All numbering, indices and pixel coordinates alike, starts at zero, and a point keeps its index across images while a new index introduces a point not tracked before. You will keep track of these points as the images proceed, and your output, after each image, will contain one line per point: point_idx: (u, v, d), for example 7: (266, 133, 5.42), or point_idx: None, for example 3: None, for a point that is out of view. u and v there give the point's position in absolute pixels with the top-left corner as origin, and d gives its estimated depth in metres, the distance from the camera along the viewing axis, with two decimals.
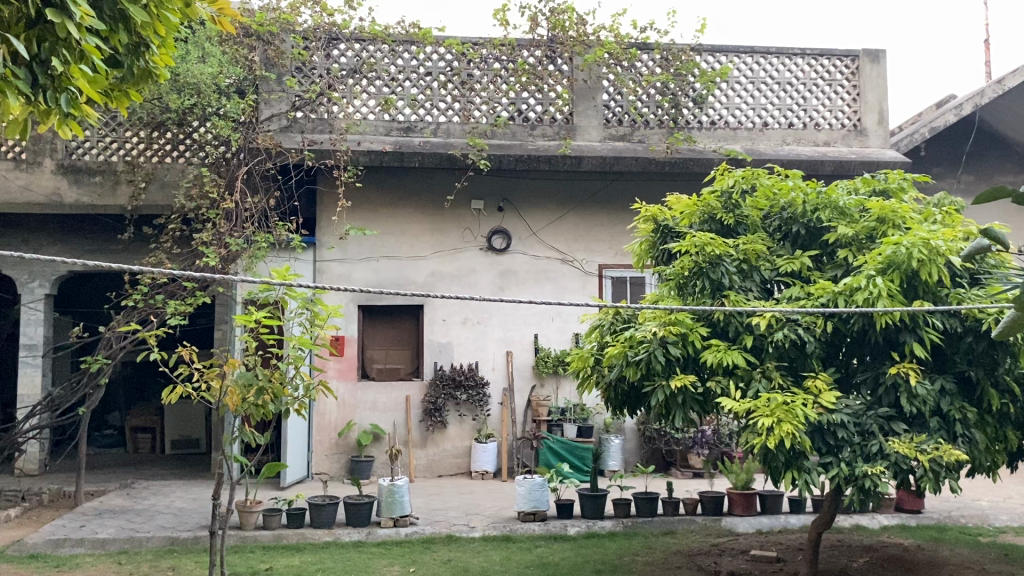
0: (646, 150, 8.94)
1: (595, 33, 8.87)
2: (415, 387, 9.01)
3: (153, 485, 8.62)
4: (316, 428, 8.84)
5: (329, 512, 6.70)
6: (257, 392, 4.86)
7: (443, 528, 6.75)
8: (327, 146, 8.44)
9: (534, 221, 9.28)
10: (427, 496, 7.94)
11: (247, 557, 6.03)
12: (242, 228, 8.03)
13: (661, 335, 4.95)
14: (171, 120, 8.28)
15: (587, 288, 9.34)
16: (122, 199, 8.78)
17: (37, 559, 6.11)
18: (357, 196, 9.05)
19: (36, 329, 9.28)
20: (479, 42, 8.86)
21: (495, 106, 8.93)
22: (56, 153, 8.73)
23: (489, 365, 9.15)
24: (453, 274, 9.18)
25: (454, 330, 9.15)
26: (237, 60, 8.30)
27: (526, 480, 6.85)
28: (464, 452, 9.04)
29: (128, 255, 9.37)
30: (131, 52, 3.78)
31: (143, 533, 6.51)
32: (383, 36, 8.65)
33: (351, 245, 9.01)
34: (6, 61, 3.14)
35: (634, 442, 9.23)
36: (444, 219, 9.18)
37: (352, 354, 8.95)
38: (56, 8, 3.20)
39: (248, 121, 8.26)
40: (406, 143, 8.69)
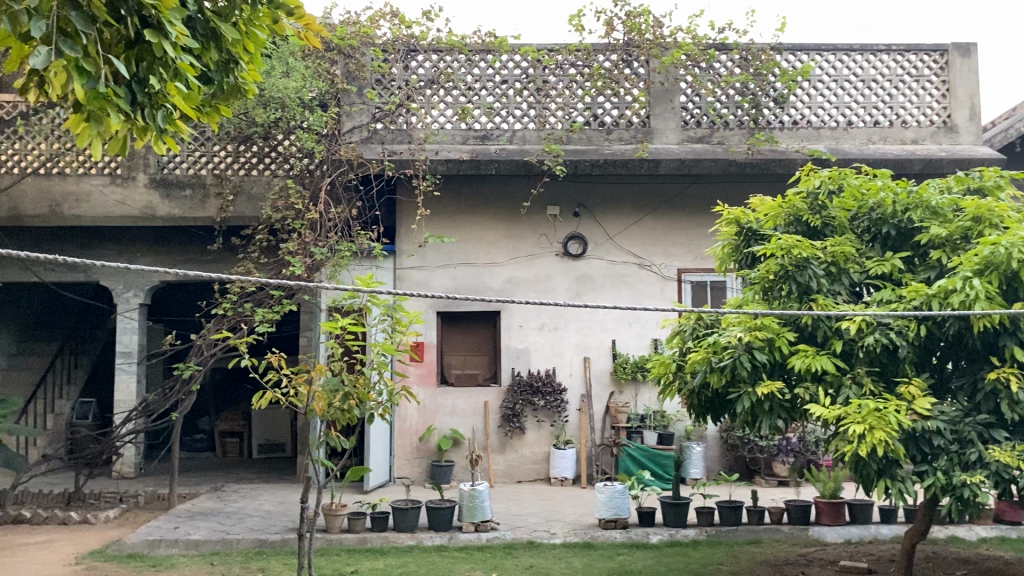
0: (726, 151, 8.78)
1: (672, 35, 8.77)
2: (493, 393, 9.06)
3: (242, 489, 8.87)
4: (397, 433, 8.97)
5: (411, 516, 6.76)
6: (343, 398, 4.95)
7: (524, 534, 6.75)
8: (406, 155, 8.54)
9: (610, 226, 9.23)
10: (508, 502, 7.96)
11: (333, 560, 6.16)
12: (326, 237, 8.23)
13: (747, 341, 4.84)
14: (258, 134, 8.57)
15: (666, 292, 9.23)
16: (211, 212, 9.07)
17: (135, 558, 6.35)
18: (436, 204, 9.18)
19: (132, 337, 9.64)
20: (555, 48, 8.87)
21: (571, 111, 8.92)
22: (149, 168, 9.08)
23: (566, 371, 9.13)
24: (529, 280, 9.20)
25: (531, 336, 9.16)
26: (320, 74, 8.59)
27: (607, 487, 6.79)
28: (542, 458, 9.03)
29: (218, 265, 9.70)
30: (221, 69, 3.93)
31: (233, 535, 6.70)
32: (460, 47, 8.76)
33: (429, 252, 9.13)
34: (109, 81, 3.28)
35: (716, 450, 9.09)
36: (520, 225, 9.21)
37: (432, 359, 9.07)
38: (154, 29, 3.35)
39: (331, 133, 8.48)
40: (482, 151, 8.73)
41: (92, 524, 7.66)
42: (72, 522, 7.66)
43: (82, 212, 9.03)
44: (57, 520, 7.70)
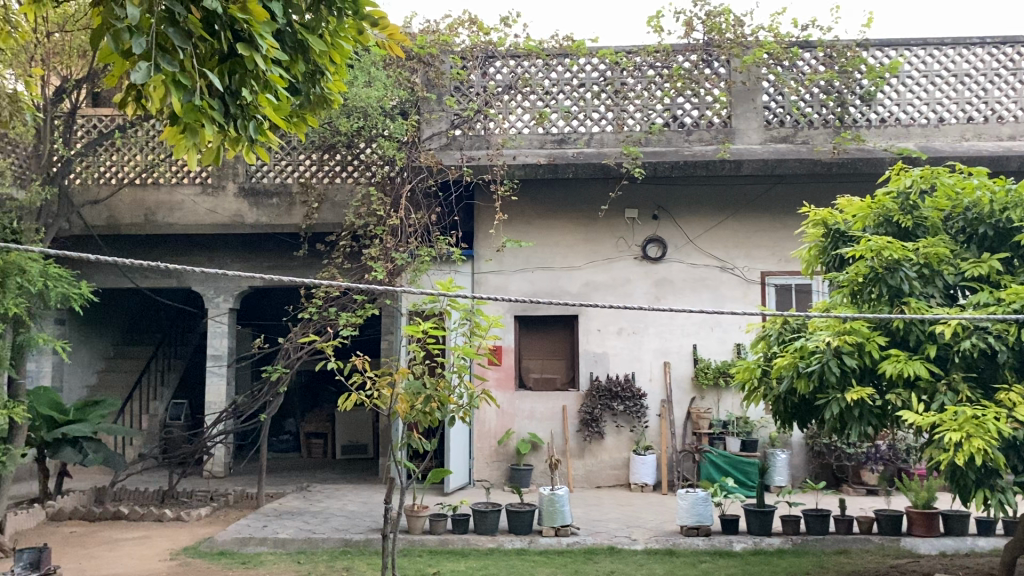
0: (811, 151, 8.58)
1: (753, 34, 8.63)
2: (572, 397, 9.04)
3: (327, 489, 9.07)
4: (477, 436, 9.03)
5: (492, 518, 6.80)
6: (424, 400, 5.03)
7: (604, 540, 6.71)
8: (484, 160, 8.62)
9: (690, 229, 9.12)
10: (588, 507, 7.93)
11: (415, 561, 6.24)
12: (406, 243, 8.35)
13: (835, 345, 4.70)
14: (342, 143, 8.80)
15: (749, 296, 9.05)
16: (296, 219, 9.32)
17: (226, 555, 6.56)
18: (514, 208, 9.22)
19: (222, 340, 9.96)
20: (634, 50, 8.81)
21: (649, 113, 8.83)
22: (238, 177, 9.36)
23: (646, 376, 9.04)
24: (608, 284, 9.15)
25: (610, 340, 9.10)
26: (401, 83, 8.79)
27: (689, 493, 6.73)
28: (622, 463, 8.97)
29: (304, 270, 9.97)
30: (308, 80, 4.05)
31: (319, 534, 6.86)
32: (538, 51, 8.79)
33: (507, 257, 9.17)
34: (204, 94, 3.41)
35: (802, 457, 8.87)
36: (599, 229, 9.18)
37: (510, 363, 9.11)
38: (246, 43, 3.46)
39: (410, 141, 8.67)
40: (560, 155, 8.75)
41: (185, 521, 7.93)
42: (166, 519, 7.94)
43: (175, 220, 9.38)
44: (152, 517, 7.99)
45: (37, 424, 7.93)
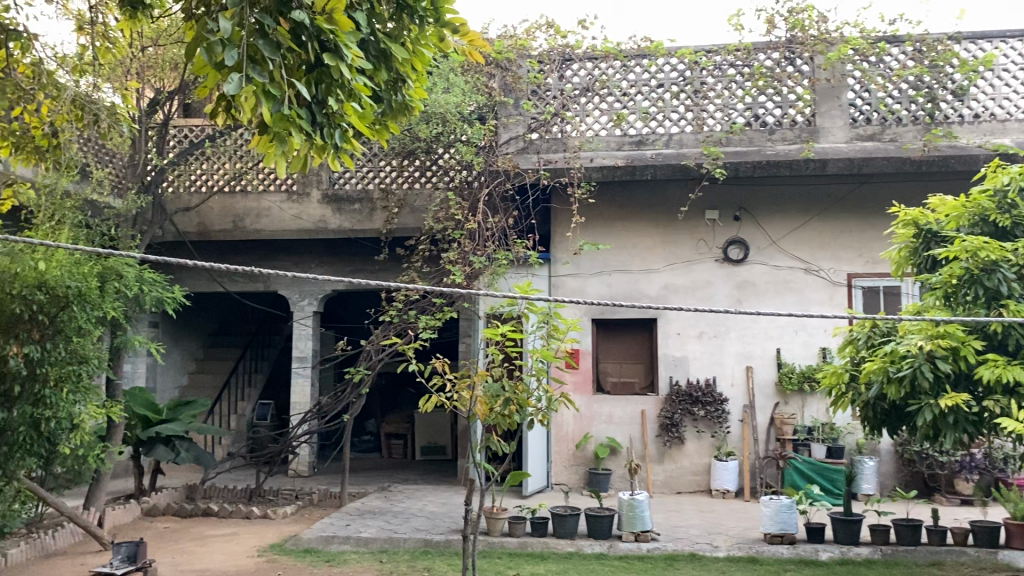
0: (900, 149, 8.31)
1: (838, 30, 8.41)
2: (651, 402, 8.96)
3: (408, 490, 9.21)
4: (555, 440, 9.04)
5: (570, 522, 6.81)
6: (503, 403, 5.04)
7: (685, 546, 6.61)
8: (561, 164, 8.62)
9: (773, 230, 8.93)
10: (668, 513, 7.85)
11: (495, 562, 6.28)
12: (484, 246, 8.39)
13: (928, 350, 4.56)
14: (420, 148, 8.93)
15: (835, 298, 8.81)
16: (377, 224, 9.49)
17: (311, 553, 6.71)
18: (591, 211, 9.21)
19: (306, 342, 10.22)
20: (713, 49, 8.69)
21: (730, 112, 8.68)
22: (322, 184, 9.60)
23: (728, 381, 8.89)
24: (687, 286, 9.03)
25: (690, 344, 8.99)
26: (478, 88, 8.86)
27: (772, 500, 6.59)
28: (703, 469, 8.83)
29: (385, 273, 10.16)
30: (390, 88, 4.12)
31: (401, 534, 6.96)
32: (616, 53, 8.73)
33: (584, 260, 9.16)
34: (292, 104, 3.52)
35: (891, 464, 8.60)
36: (678, 231, 9.08)
37: (587, 366, 9.07)
38: (332, 53, 3.54)
39: (488, 145, 8.72)
40: (638, 157, 8.68)
41: (272, 519, 8.16)
42: (254, 517, 8.20)
43: (262, 226, 9.68)
44: (241, 514, 8.27)
45: (132, 422, 8.31)
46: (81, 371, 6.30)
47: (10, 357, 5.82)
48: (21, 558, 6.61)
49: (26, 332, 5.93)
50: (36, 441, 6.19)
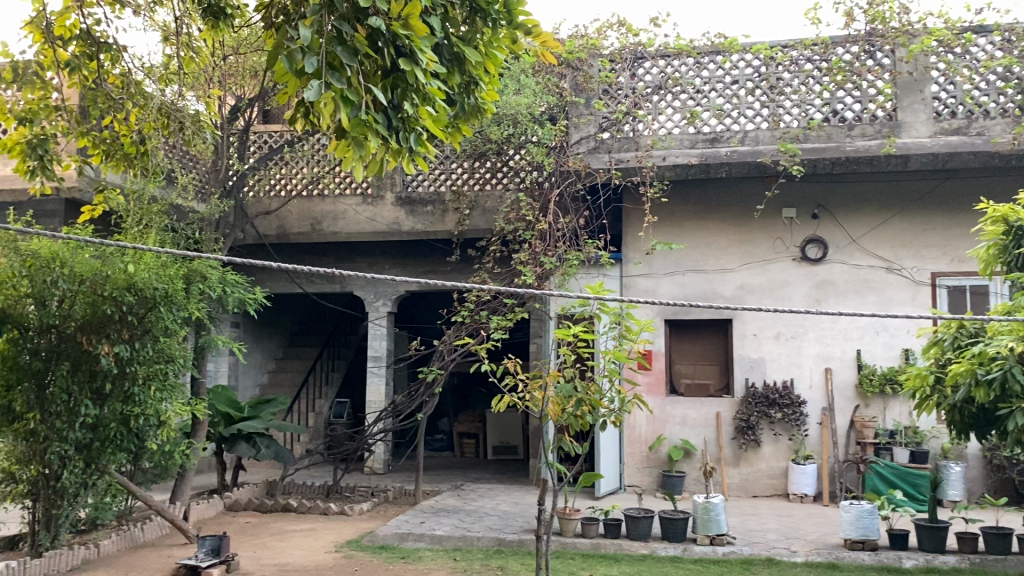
0: (988, 142, 7.98)
1: (921, 21, 8.17)
2: (726, 404, 8.83)
3: (480, 488, 9.28)
4: (628, 441, 9.00)
5: (644, 525, 6.75)
6: (576, 404, 5.04)
7: (762, 550, 6.50)
8: (633, 163, 8.61)
9: (853, 228, 8.70)
10: (744, 516, 7.73)
11: (569, 563, 6.28)
12: (555, 247, 8.39)
13: (1020, 351, 4.40)
14: (492, 150, 9.01)
15: (918, 298, 8.53)
16: (449, 225, 9.59)
17: (387, 550, 6.82)
18: (664, 210, 9.13)
19: (381, 342, 10.39)
20: (790, 44, 8.49)
21: (807, 108, 8.49)
22: (396, 187, 9.75)
23: (806, 383, 8.70)
24: (763, 286, 8.87)
25: (766, 345, 8.83)
26: (550, 89, 8.90)
27: (853, 505, 6.43)
28: (780, 473, 8.66)
29: (457, 274, 10.28)
30: (463, 91, 4.17)
31: (474, 533, 7.01)
32: (689, 50, 8.66)
33: (657, 260, 9.10)
34: (369, 109, 3.59)
35: (979, 470, 8.29)
36: (754, 229, 8.93)
37: (660, 367, 9.00)
38: (407, 58, 3.61)
39: (559, 145, 8.74)
40: (712, 155, 8.54)
41: (348, 515, 8.32)
42: (331, 513, 8.37)
43: (338, 228, 9.88)
44: (319, 510, 8.45)
45: (215, 420, 8.56)
46: (168, 370, 6.54)
47: (101, 356, 6.07)
48: (113, 549, 6.87)
49: (117, 332, 6.17)
50: (126, 436, 6.48)
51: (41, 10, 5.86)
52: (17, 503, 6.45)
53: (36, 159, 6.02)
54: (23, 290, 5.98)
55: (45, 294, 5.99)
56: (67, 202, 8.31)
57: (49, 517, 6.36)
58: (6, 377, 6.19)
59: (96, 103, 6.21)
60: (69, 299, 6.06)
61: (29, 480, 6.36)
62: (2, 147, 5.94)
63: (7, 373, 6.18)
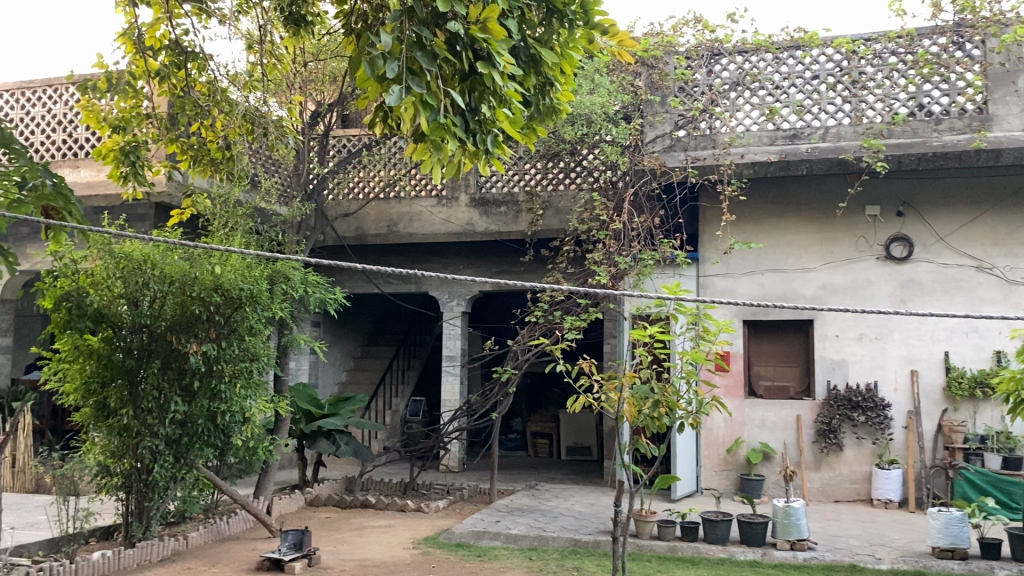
0: None
1: (1013, 10, 7.85)
2: (807, 406, 8.63)
3: (555, 488, 9.30)
4: (704, 444, 8.89)
5: (722, 528, 6.64)
6: (652, 406, 5.00)
7: (845, 556, 6.34)
8: (710, 160, 8.47)
9: (941, 226, 8.41)
10: (825, 522, 7.55)
11: (645, 565, 6.24)
12: (630, 246, 8.33)
13: None
14: (566, 151, 9.02)
15: (1011, 298, 8.19)
16: (523, 226, 9.62)
17: (463, 547, 6.90)
18: (742, 209, 8.98)
19: (456, 341, 10.49)
20: (873, 37, 8.27)
21: (891, 102, 8.25)
22: (470, 189, 9.83)
23: (890, 386, 8.45)
24: (846, 286, 8.65)
25: (849, 347, 8.60)
26: (625, 88, 8.85)
27: (941, 512, 6.22)
28: (863, 478, 8.44)
29: (530, 275, 10.32)
30: (539, 92, 4.20)
31: (550, 533, 7.02)
32: (767, 45, 8.47)
33: (734, 260, 8.96)
34: (448, 112, 3.64)
35: None
36: (836, 227, 8.71)
37: (738, 369, 8.86)
38: (485, 61, 3.64)
39: (634, 144, 8.67)
40: (792, 151, 8.39)
41: (425, 512, 8.43)
42: (408, 509, 8.49)
43: (414, 230, 10.01)
44: (396, 506, 8.57)
45: (297, 417, 8.75)
46: (252, 368, 6.74)
47: (191, 354, 6.35)
48: (200, 541, 7.12)
49: (205, 331, 6.43)
50: (212, 432, 6.70)
51: (133, 21, 6.12)
52: (111, 495, 6.70)
53: (128, 165, 6.28)
54: (117, 290, 6.23)
55: (137, 294, 6.21)
56: (157, 207, 8.66)
57: (142, 509, 6.61)
58: (100, 374, 6.43)
59: (185, 110, 6.43)
60: (159, 299, 6.29)
61: (122, 473, 6.61)
62: (97, 153, 6.24)
63: (101, 371, 6.42)
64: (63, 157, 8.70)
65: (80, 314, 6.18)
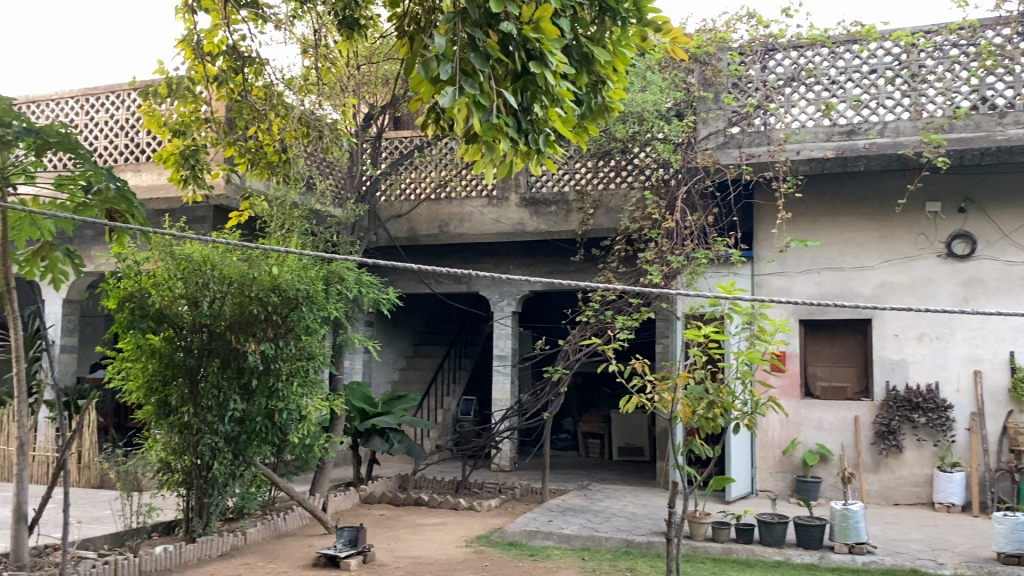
0: None
1: None
2: (865, 407, 8.46)
3: (607, 489, 9.27)
4: (760, 445, 8.77)
5: (778, 530, 6.55)
6: (707, 406, 4.94)
7: (906, 561, 6.19)
8: (765, 157, 8.38)
9: (1004, 222, 8.18)
10: (885, 525, 7.39)
11: (699, 567, 6.19)
12: (683, 245, 8.26)
13: None
14: (617, 149, 8.98)
15: None
16: (573, 225, 9.60)
17: (515, 547, 6.91)
18: (798, 206, 8.83)
19: (507, 341, 10.52)
20: (933, 29, 8.08)
21: (953, 96, 8.02)
22: (520, 188, 9.84)
23: (952, 386, 8.24)
24: (906, 285, 8.46)
25: (909, 346, 8.41)
26: (677, 85, 8.75)
27: (1006, 517, 6.07)
28: (924, 481, 8.24)
29: (581, 274, 10.30)
30: (591, 90, 4.19)
31: (602, 533, 7.01)
32: (823, 39, 8.32)
33: (790, 258, 8.82)
34: (500, 113, 3.67)
35: None
36: (895, 224, 8.53)
37: (794, 369, 8.73)
38: (537, 61, 3.65)
39: (687, 141, 8.58)
40: (849, 147, 8.24)
41: (478, 511, 8.47)
42: (461, 508, 8.55)
43: (465, 230, 10.07)
44: (449, 505, 8.64)
45: (351, 415, 8.87)
46: (309, 367, 6.88)
47: (249, 353, 6.41)
48: (258, 537, 7.25)
49: (262, 331, 6.54)
50: (270, 430, 6.83)
51: (191, 28, 6.26)
52: (172, 491, 6.85)
53: (188, 168, 6.44)
54: (177, 290, 6.38)
55: (197, 295, 6.38)
56: (215, 209, 8.86)
57: (202, 505, 6.75)
58: (162, 373, 6.58)
59: (242, 114, 6.55)
60: (218, 299, 6.41)
61: (183, 469, 6.77)
62: (158, 157, 6.38)
63: (163, 370, 6.57)
64: (126, 161, 8.95)
65: (143, 313, 6.38)
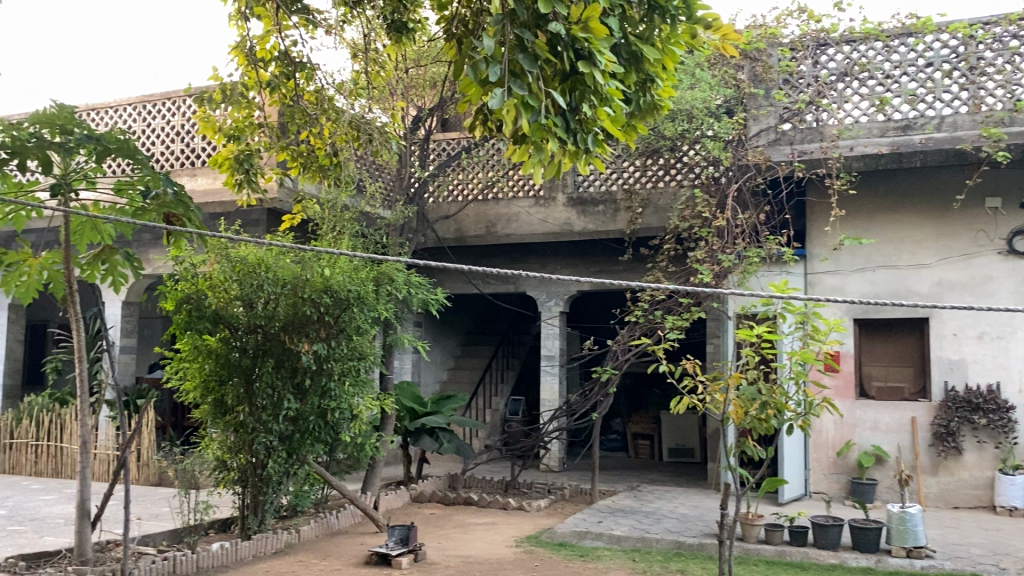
0: None
1: None
2: (923, 408, 8.28)
3: (658, 489, 9.22)
4: (813, 446, 8.63)
5: (833, 532, 6.44)
6: (760, 406, 4.87)
7: (966, 566, 6.05)
8: (817, 154, 8.26)
9: None
10: (944, 529, 7.22)
11: (752, 569, 6.12)
12: (733, 244, 8.17)
13: None
14: (666, 147, 8.92)
15: None
16: (621, 224, 9.56)
17: (566, 547, 6.91)
18: (851, 203, 8.68)
19: (555, 341, 10.52)
20: (992, 20, 7.90)
21: (1014, 89, 7.82)
22: (568, 188, 9.84)
23: (1014, 387, 8.02)
24: (964, 282, 8.25)
25: (968, 346, 8.21)
26: (727, 81, 8.65)
27: None
28: (985, 483, 8.04)
29: (630, 274, 10.26)
30: (639, 88, 4.18)
31: (653, 534, 6.97)
32: (877, 33, 8.17)
33: (844, 256, 8.66)
34: (549, 113, 3.68)
35: None
36: (953, 221, 8.34)
37: (849, 369, 8.56)
38: (586, 61, 3.65)
39: (737, 139, 8.48)
40: (904, 143, 8.09)
41: (527, 510, 8.49)
42: (510, 507, 8.57)
43: (512, 230, 10.09)
44: (499, 504, 8.68)
45: (401, 414, 8.94)
46: (360, 366, 6.96)
47: (302, 353, 6.57)
48: (312, 534, 7.37)
49: (316, 331, 6.66)
50: (323, 428, 6.94)
51: (245, 34, 6.40)
52: (228, 488, 6.99)
53: (242, 173, 6.57)
54: (233, 292, 6.52)
55: (252, 296, 6.49)
56: (269, 212, 9.03)
57: (257, 502, 6.88)
58: (218, 373, 6.70)
59: (294, 118, 6.66)
60: (272, 301, 6.54)
61: (238, 468, 6.89)
62: (214, 161, 6.53)
63: (219, 370, 6.69)
64: (182, 166, 9.16)
65: (200, 315, 6.49)
